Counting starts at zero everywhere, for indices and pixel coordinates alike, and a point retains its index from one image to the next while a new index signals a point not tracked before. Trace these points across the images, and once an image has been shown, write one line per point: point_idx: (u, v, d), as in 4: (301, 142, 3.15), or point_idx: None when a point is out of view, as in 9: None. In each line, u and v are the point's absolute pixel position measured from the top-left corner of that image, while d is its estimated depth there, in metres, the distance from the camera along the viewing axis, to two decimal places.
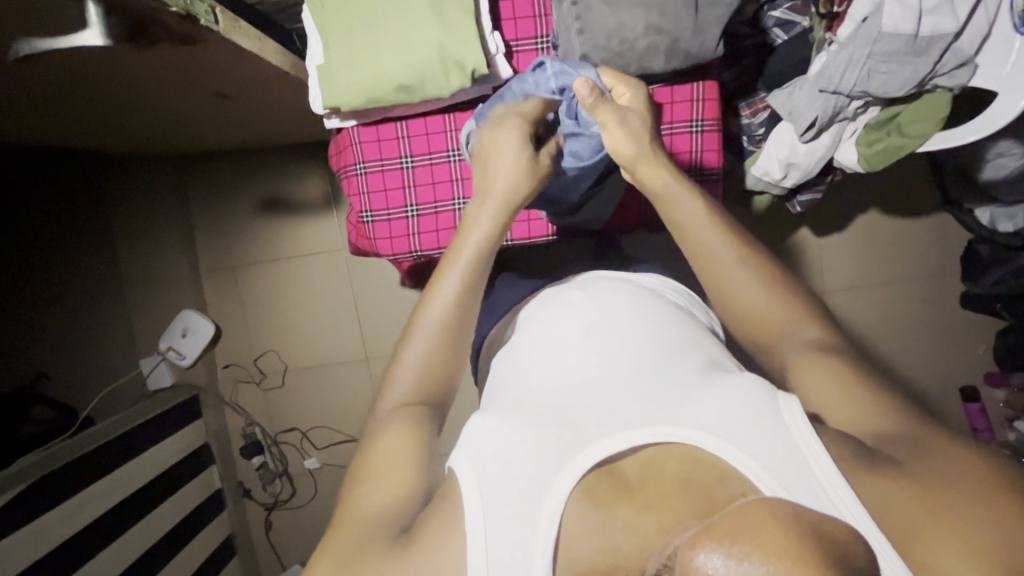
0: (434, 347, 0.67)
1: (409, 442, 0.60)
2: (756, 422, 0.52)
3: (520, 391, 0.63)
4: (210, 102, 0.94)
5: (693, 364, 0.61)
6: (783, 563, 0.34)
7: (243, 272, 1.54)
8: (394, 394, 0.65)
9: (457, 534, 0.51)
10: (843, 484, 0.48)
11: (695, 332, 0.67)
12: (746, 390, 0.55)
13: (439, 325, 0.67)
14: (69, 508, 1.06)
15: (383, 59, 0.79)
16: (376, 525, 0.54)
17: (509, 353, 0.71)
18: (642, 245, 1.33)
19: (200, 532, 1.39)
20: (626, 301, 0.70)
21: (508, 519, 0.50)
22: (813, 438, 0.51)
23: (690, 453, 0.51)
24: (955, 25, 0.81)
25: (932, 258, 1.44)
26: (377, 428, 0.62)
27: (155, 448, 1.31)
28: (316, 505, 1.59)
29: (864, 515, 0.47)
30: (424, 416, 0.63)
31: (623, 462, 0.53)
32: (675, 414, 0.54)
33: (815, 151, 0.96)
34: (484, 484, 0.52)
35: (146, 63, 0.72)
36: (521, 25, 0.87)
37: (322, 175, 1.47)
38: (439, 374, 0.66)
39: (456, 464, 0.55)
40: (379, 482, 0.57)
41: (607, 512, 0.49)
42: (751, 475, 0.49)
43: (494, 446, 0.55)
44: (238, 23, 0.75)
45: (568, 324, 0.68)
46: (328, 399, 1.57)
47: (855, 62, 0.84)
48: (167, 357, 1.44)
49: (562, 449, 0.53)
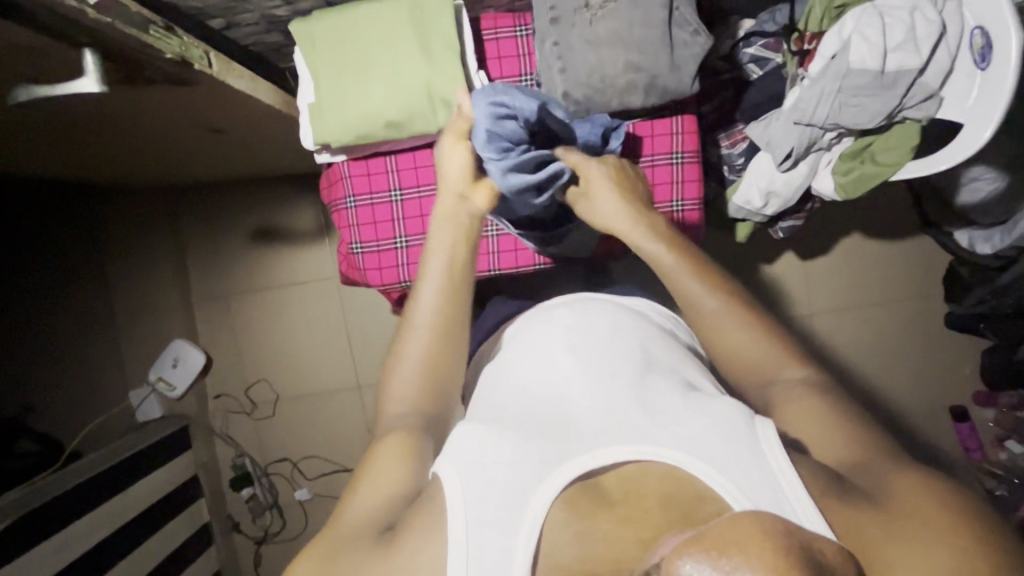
0: (423, 358, 0.70)
1: (402, 449, 0.62)
2: (732, 441, 0.53)
3: (506, 406, 0.64)
4: (202, 137, 0.97)
5: (673, 385, 0.62)
6: (766, 573, 0.36)
7: (235, 302, 1.54)
8: (392, 402, 0.68)
9: (440, 541, 0.51)
10: (815, 510, 0.49)
11: (677, 353, 0.69)
12: (724, 413, 0.56)
13: (429, 325, 0.71)
14: (51, 546, 1.04)
15: (371, 98, 0.82)
16: (366, 525, 0.56)
17: (496, 370, 0.72)
18: (631, 271, 1.36)
19: (187, 568, 1.36)
20: (609, 321, 0.71)
21: (489, 524, 0.51)
22: (783, 456, 0.52)
23: (668, 472, 0.52)
24: (919, 60, 0.84)
25: (916, 280, 1.47)
26: (380, 435, 0.65)
27: (143, 481, 1.29)
28: (306, 537, 1.56)
29: (823, 524, 0.49)
30: (419, 425, 0.65)
31: (604, 477, 0.54)
32: (655, 431, 0.55)
33: (793, 180, 0.98)
34: (469, 492, 0.53)
35: (142, 104, 0.74)
36: (505, 63, 0.90)
37: (315, 204, 1.49)
38: (433, 392, 0.69)
39: (440, 467, 0.56)
40: (373, 482, 0.60)
41: (586, 522, 0.51)
42: (724, 492, 0.50)
43: (480, 453, 0.55)
44: (233, 65, 0.78)
45: (551, 342, 0.69)
46: (318, 427, 1.56)
47: (826, 95, 0.87)
48: (157, 387, 1.45)
49: (546, 459, 0.54)
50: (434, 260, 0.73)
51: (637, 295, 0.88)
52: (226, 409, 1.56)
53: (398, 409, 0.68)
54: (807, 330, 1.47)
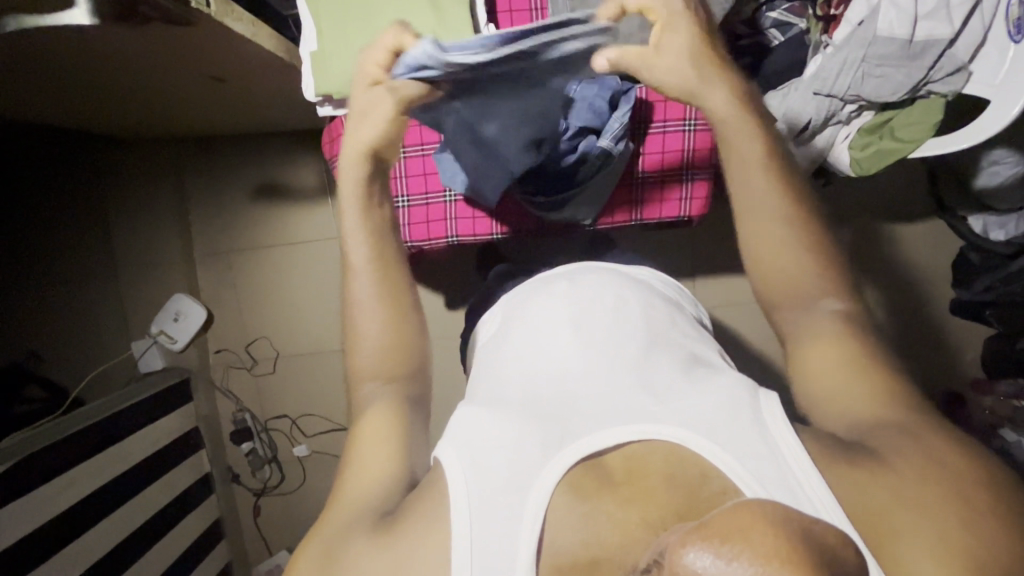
0: (380, 325, 0.70)
1: (389, 419, 0.64)
2: (737, 417, 0.54)
3: (504, 383, 0.64)
4: (202, 85, 0.94)
5: (677, 360, 0.63)
6: (770, 565, 0.36)
7: (236, 259, 1.54)
8: (365, 372, 0.69)
9: (443, 536, 0.52)
10: (824, 489, 0.51)
11: (683, 329, 0.70)
12: (728, 388, 0.58)
13: (371, 290, 0.70)
14: (58, 486, 1.07)
15: (375, 48, 0.79)
16: (357, 509, 0.57)
17: (501, 343, 0.72)
18: (634, 244, 1.35)
19: (187, 515, 1.40)
20: (613, 292, 0.70)
21: (495, 509, 0.52)
22: (791, 437, 0.53)
23: (673, 450, 0.53)
24: (950, 30, 0.81)
25: (923, 264, 1.45)
26: (363, 406, 0.66)
27: (145, 430, 1.31)
28: (305, 491, 1.60)
29: (835, 507, 0.50)
30: (398, 391, 0.67)
31: (608, 455, 0.55)
32: (661, 409, 0.56)
33: (807, 154, 0.95)
34: (471, 479, 0.53)
35: (137, 44, 0.72)
36: (516, 18, 0.87)
37: (317, 162, 1.47)
38: (401, 350, 0.70)
39: (444, 456, 0.56)
40: (364, 459, 0.61)
41: (591, 503, 0.51)
42: (732, 473, 0.51)
43: (481, 438, 0.56)
44: (232, 7, 0.75)
45: (553, 317, 0.68)
46: (317, 386, 1.57)
47: (849, 65, 0.84)
48: (159, 339, 1.48)
49: (549, 441, 0.55)
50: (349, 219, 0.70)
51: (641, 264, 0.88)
52: (227, 364, 1.58)
53: (372, 378, 0.68)
54: None
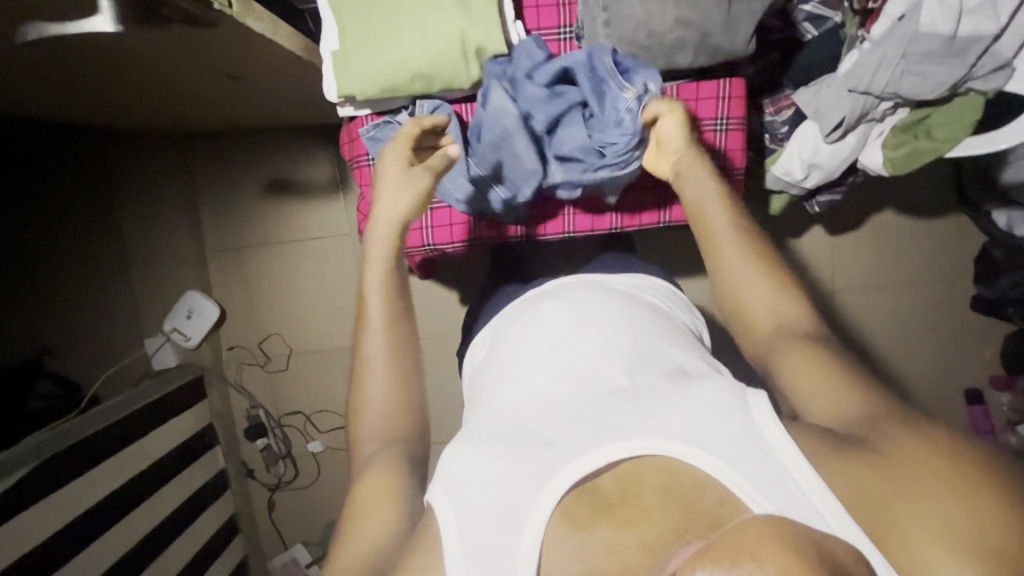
0: (385, 377, 0.68)
1: (383, 470, 0.63)
2: (725, 422, 0.55)
3: (495, 410, 0.65)
4: (217, 83, 0.92)
5: (664, 370, 0.63)
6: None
7: (247, 255, 1.53)
8: (368, 425, 0.67)
9: (443, 568, 0.53)
10: (830, 497, 0.50)
11: (673, 336, 0.69)
12: (714, 392, 0.58)
13: (382, 342, 0.69)
14: (77, 488, 1.07)
15: (401, 46, 0.78)
16: (364, 571, 0.56)
17: (495, 363, 0.73)
18: (653, 241, 1.33)
19: (204, 512, 1.41)
20: (600, 310, 0.71)
21: (490, 544, 0.53)
22: (781, 432, 0.54)
23: (665, 463, 0.54)
24: (996, 26, 0.77)
25: (946, 260, 1.42)
26: (360, 468, 0.65)
27: (161, 428, 1.31)
28: (319, 487, 1.60)
29: (849, 521, 0.49)
30: (400, 443, 0.66)
31: (601, 478, 0.55)
32: (647, 423, 0.57)
33: (839, 152, 0.92)
34: (463, 514, 0.55)
35: (155, 45, 0.70)
36: (543, 13, 0.84)
37: (329, 157, 1.44)
38: (404, 400, 0.68)
39: (433, 500, 0.57)
40: (364, 521, 0.59)
41: (588, 531, 0.52)
42: (730, 484, 0.51)
43: (468, 478, 0.57)
44: (253, 5, 0.72)
45: (536, 341, 0.70)
46: (331, 382, 1.57)
47: (886, 62, 0.81)
48: (172, 337, 1.47)
49: (539, 470, 0.56)
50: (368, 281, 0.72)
51: (641, 270, 0.89)
52: (240, 360, 1.57)
53: (372, 435, 0.66)
54: (829, 307, 1.45)
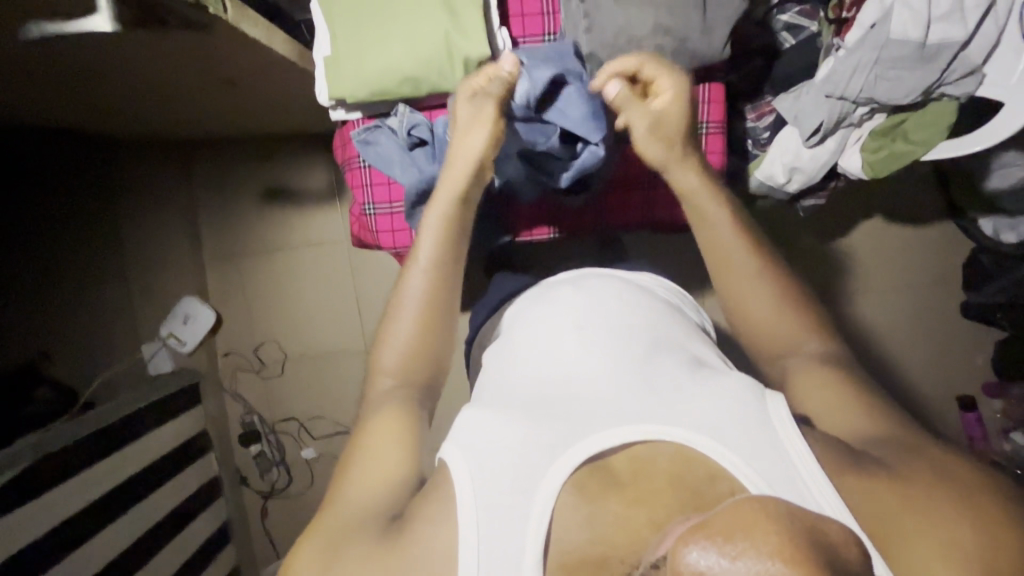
0: (417, 329, 0.73)
1: (398, 424, 0.66)
2: (740, 418, 0.56)
3: (509, 384, 0.66)
4: (216, 90, 0.95)
5: (682, 360, 0.65)
6: (775, 561, 0.37)
7: (246, 262, 1.55)
8: (384, 369, 0.72)
9: (450, 528, 0.54)
10: (827, 486, 0.53)
11: (684, 330, 0.72)
12: (734, 388, 0.60)
13: (421, 294, 0.74)
14: (69, 489, 1.07)
15: (390, 51, 0.81)
16: (366, 504, 0.59)
17: (509, 343, 0.74)
18: (643, 246, 1.35)
19: (197, 517, 1.41)
20: (615, 297, 0.73)
21: (502, 509, 0.54)
22: (794, 433, 0.56)
23: (679, 450, 0.55)
24: (964, 33, 0.81)
25: (934, 267, 1.44)
26: (377, 404, 0.69)
27: (156, 431, 1.32)
28: (311, 495, 1.60)
29: (840, 506, 0.52)
30: (411, 396, 0.70)
31: (613, 458, 0.56)
32: (666, 410, 0.58)
33: (820, 156, 0.93)
34: (478, 484, 0.55)
35: (154, 50, 0.73)
36: (528, 22, 0.88)
37: (328, 164, 1.48)
38: (429, 351, 0.73)
39: (450, 455, 0.58)
40: (371, 457, 0.63)
41: (598, 504, 0.53)
42: (737, 473, 0.53)
43: (487, 438, 0.58)
44: (247, 12, 0.76)
45: (556, 319, 0.71)
46: (325, 388, 1.58)
47: (862, 67, 0.84)
48: (168, 343, 1.49)
49: (552, 443, 0.57)
50: (427, 236, 0.76)
51: (648, 271, 0.91)
52: (236, 366, 1.59)
53: (390, 376, 0.71)
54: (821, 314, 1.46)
